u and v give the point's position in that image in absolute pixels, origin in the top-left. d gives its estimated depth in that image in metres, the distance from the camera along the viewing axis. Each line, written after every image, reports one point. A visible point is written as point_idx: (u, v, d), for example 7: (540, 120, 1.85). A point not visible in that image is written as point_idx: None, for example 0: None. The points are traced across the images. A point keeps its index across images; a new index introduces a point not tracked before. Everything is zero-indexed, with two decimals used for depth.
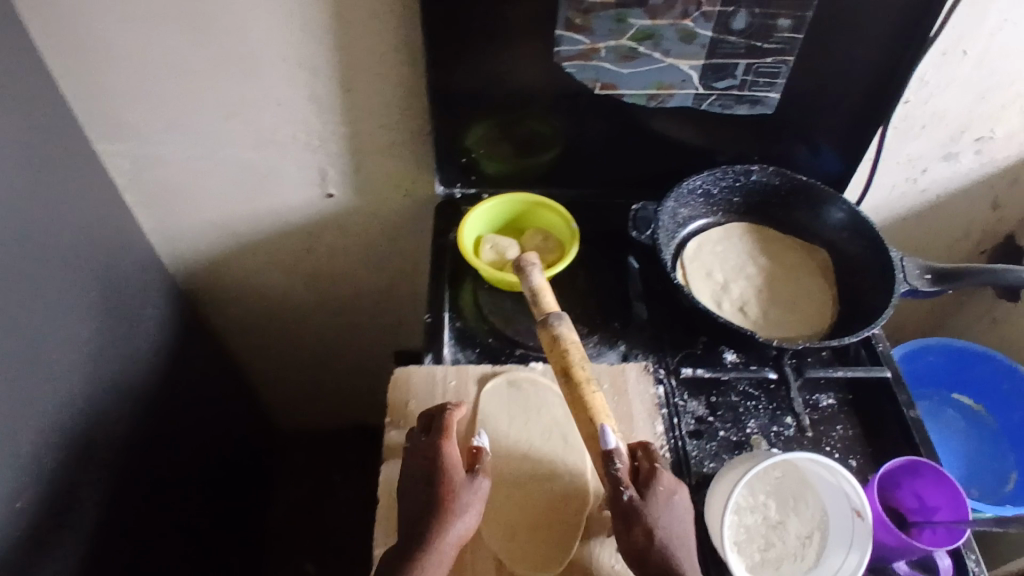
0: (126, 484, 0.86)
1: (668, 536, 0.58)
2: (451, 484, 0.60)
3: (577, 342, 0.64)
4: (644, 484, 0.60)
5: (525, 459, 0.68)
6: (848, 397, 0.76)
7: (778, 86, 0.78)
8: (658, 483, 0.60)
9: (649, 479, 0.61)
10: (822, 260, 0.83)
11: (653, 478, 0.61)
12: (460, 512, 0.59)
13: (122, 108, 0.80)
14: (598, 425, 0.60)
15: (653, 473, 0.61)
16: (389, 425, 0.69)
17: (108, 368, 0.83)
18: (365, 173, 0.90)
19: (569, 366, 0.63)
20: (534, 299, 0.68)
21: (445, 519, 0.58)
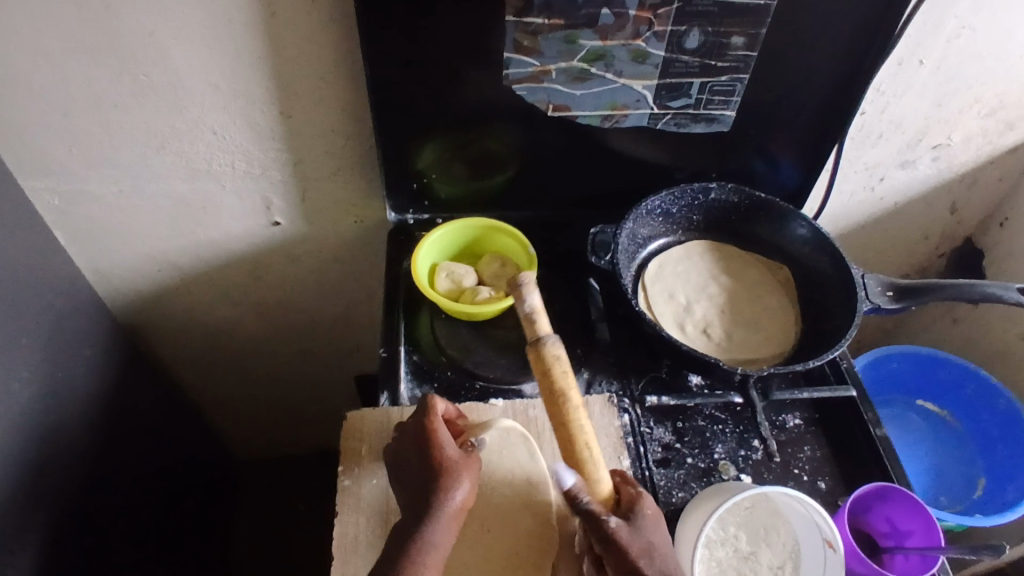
0: (69, 539, 0.81)
1: (653, 546, 0.55)
2: (445, 458, 0.60)
3: (568, 368, 0.57)
4: (625, 510, 0.57)
5: (487, 504, 0.65)
6: (815, 417, 0.75)
7: (734, 103, 0.76)
8: (638, 511, 0.57)
9: (632, 504, 0.57)
10: (784, 277, 0.82)
11: (633, 507, 0.57)
12: (457, 483, 0.58)
13: (43, 142, 0.75)
14: (582, 452, 0.56)
15: (636, 499, 0.58)
16: (343, 474, 0.66)
17: (43, 418, 0.78)
18: (313, 200, 0.86)
19: (560, 389, 0.56)
20: (527, 318, 0.58)
21: (446, 486, 0.58)
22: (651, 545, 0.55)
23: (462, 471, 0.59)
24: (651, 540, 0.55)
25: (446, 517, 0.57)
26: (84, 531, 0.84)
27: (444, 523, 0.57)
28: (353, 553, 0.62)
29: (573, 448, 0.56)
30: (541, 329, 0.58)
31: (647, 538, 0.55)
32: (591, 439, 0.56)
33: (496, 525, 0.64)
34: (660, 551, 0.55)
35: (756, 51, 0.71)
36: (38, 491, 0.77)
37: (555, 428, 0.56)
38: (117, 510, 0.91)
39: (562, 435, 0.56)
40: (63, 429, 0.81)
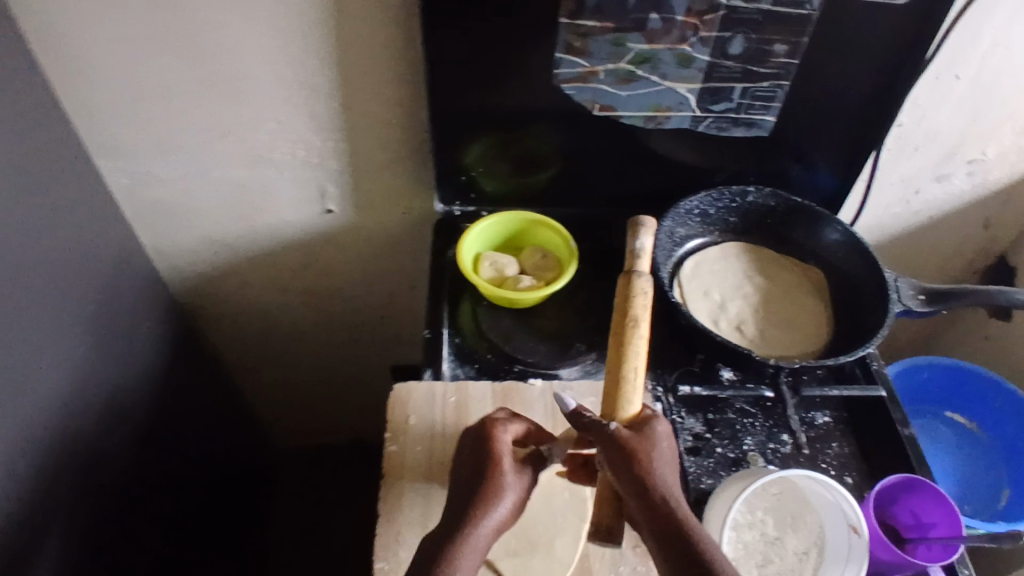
0: (121, 500, 0.86)
1: (657, 456, 0.52)
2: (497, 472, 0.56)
3: (648, 300, 0.56)
4: (636, 425, 0.55)
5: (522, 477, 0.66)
6: (844, 415, 0.76)
7: (774, 109, 0.79)
8: (647, 425, 0.54)
9: (643, 421, 0.55)
10: (817, 279, 0.84)
11: (643, 421, 0.55)
12: (500, 498, 0.54)
13: (122, 125, 0.80)
14: (620, 374, 0.55)
15: (649, 419, 0.55)
16: (389, 442, 0.68)
17: (104, 382, 0.83)
18: (365, 190, 0.91)
19: (632, 317, 0.55)
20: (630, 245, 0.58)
21: (490, 499, 0.54)
22: (656, 456, 0.52)
23: (510, 490, 0.55)
24: (655, 453, 0.52)
25: (479, 535, 0.52)
26: (132, 493, 0.89)
27: (480, 539, 0.52)
28: (396, 522, 0.63)
29: (618, 367, 0.55)
30: (639, 265, 0.58)
31: (650, 447, 0.52)
32: (641, 368, 0.55)
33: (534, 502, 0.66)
34: (665, 465, 0.52)
35: (797, 59, 0.74)
36: (94, 452, 0.81)
37: (610, 347, 0.56)
38: (161, 479, 0.96)
39: (614, 354, 0.55)
40: (117, 396, 0.86)
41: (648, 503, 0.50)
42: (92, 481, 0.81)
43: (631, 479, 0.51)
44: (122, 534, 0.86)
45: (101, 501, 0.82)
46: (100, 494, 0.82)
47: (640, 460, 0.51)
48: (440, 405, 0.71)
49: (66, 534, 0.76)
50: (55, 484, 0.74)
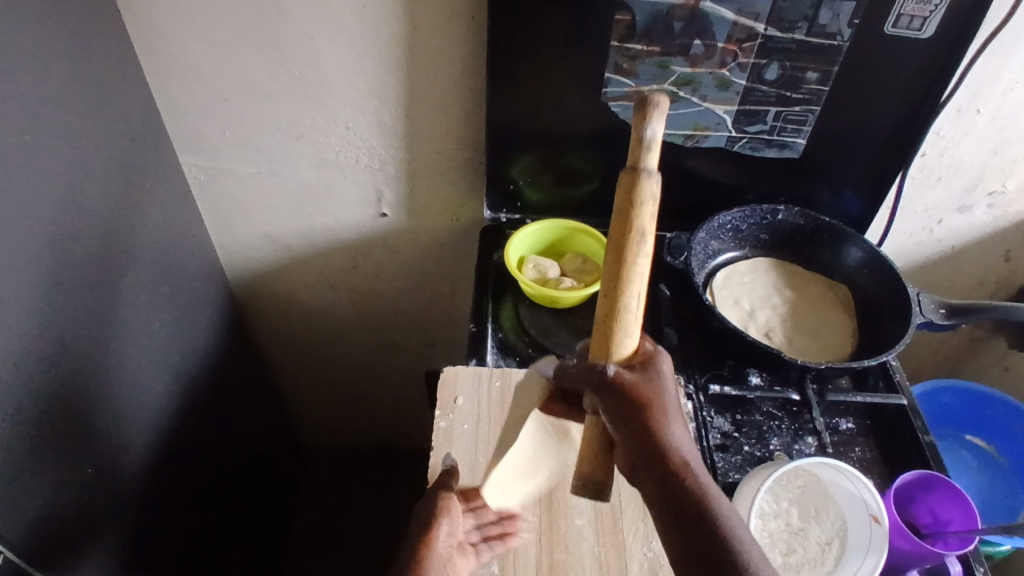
0: (172, 472, 0.92)
1: (670, 412, 0.48)
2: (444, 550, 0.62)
3: (654, 208, 0.45)
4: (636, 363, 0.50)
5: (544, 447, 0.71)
6: (867, 423, 0.80)
7: (804, 132, 0.85)
8: (656, 373, 0.49)
9: (646, 362, 0.50)
10: (842, 295, 0.89)
11: (651, 367, 0.49)
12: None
13: (205, 124, 0.89)
14: (620, 304, 0.46)
15: (651, 356, 0.50)
16: (439, 419, 0.72)
17: (168, 358, 0.89)
18: (418, 196, 0.98)
19: (637, 231, 0.45)
20: (638, 135, 0.43)
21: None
22: (667, 407, 0.48)
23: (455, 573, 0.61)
24: (671, 412, 0.48)
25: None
26: (182, 470, 0.94)
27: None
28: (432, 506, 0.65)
29: (613, 294, 0.46)
30: (648, 160, 0.44)
31: (666, 404, 0.48)
32: (642, 294, 0.47)
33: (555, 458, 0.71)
34: (670, 411, 0.48)
35: (828, 86, 0.81)
36: (154, 426, 0.88)
37: (606, 266, 0.46)
38: (207, 460, 1.01)
39: (611, 275, 0.46)
40: (178, 376, 0.92)
41: (659, 464, 0.47)
42: (148, 452, 0.86)
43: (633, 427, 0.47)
44: (170, 507, 0.91)
45: (155, 473, 0.88)
46: (154, 466, 0.88)
47: (654, 417, 0.47)
48: (486, 388, 0.74)
49: (125, 498, 0.81)
50: (121, 446, 0.80)
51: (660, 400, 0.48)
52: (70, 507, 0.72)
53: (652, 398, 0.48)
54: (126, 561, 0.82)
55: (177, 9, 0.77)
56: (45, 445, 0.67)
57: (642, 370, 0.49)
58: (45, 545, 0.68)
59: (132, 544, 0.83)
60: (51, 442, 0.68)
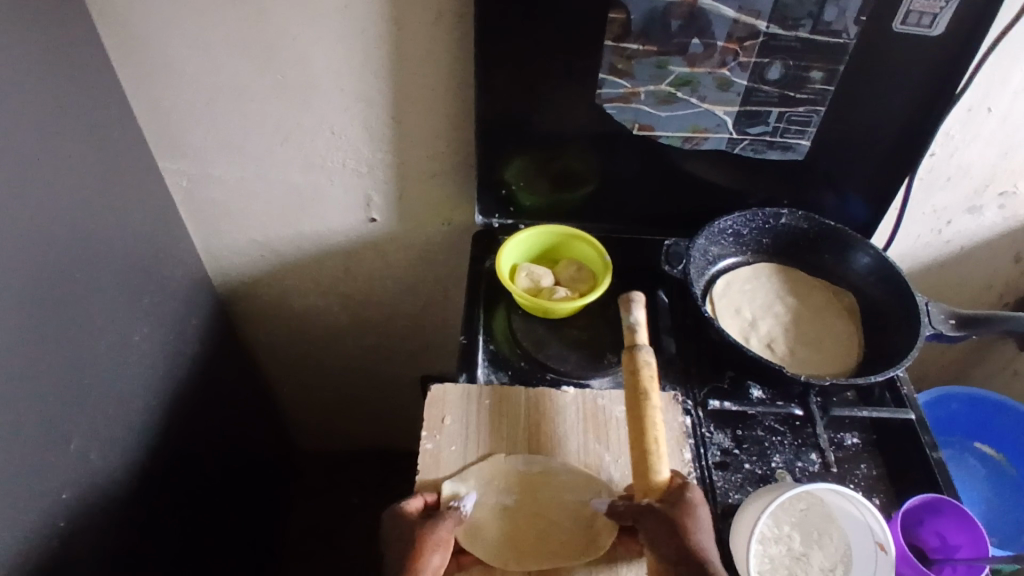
0: (156, 486, 0.89)
1: (699, 528, 0.58)
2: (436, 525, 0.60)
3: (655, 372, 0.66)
4: (671, 496, 0.60)
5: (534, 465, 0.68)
6: (872, 437, 0.77)
7: (809, 133, 0.82)
8: (688, 492, 0.60)
9: (676, 492, 0.60)
10: (848, 303, 0.85)
11: (683, 487, 0.60)
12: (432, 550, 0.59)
13: (185, 128, 0.85)
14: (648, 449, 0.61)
15: (682, 487, 0.60)
16: (425, 440, 0.69)
17: (150, 370, 0.87)
18: (408, 200, 0.94)
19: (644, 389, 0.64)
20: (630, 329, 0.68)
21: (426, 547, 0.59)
22: (695, 524, 0.58)
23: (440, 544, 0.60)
24: (695, 516, 0.58)
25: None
26: (169, 484, 0.92)
27: None
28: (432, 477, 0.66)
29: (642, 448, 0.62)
30: (640, 340, 0.67)
31: (690, 509, 0.58)
32: (660, 436, 0.62)
33: (551, 473, 0.67)
34: (700, 531, 0.57)
35: (833, 85, 0.77)
36: (140, 441, 0.85)
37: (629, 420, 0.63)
38: (195, 472, 0.99)
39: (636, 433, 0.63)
40: (162, 388, 0.90)
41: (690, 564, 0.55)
42: (134, 467, 0.84)
43: (667, 547, 0.57)
44: (157, 523, 0.89)
45: (142, 488, 0.85)
46: (140, 481, 0.85)
47: (684, 531, 0.57)
48: (475, 407, 0.71)
49: (110, 515, 0.79)
50: (101, 465, 0.77)
51: (686, 510, 0.58)
52: (48, 530, 0.69)
53: (685, 519, 0.58)
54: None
55: (153, 8, 0.74)
56: (22, 470, 0.65)
57: (675, 491, 0.60)
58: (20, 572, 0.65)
59: (118, 563, 0.81)
60: (28, 464, 0.66)
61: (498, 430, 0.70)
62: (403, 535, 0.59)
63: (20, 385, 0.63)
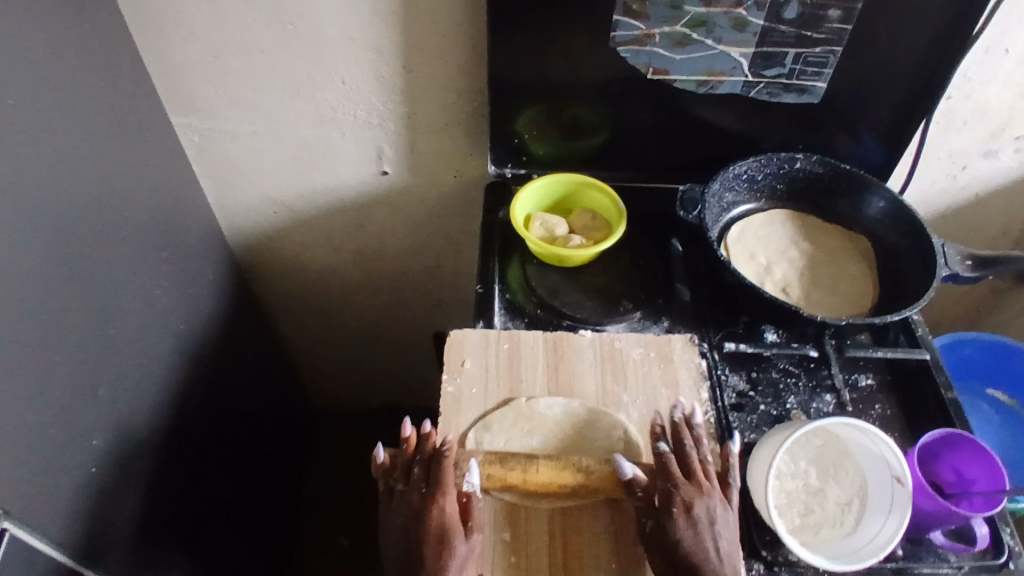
0: (177, 439, 0.90)
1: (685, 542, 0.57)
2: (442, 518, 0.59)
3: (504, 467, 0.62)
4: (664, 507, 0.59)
5: (556, 404, 0.69)
6: (887, 378, 0.78)
7: (826, 75, 0.80)
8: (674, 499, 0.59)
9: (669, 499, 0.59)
10: (863, 246, 0.85)
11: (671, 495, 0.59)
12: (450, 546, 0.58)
13: (195, 82, 0.85)
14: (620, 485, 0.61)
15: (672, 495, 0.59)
16: (445, 382, 0.70)
17: (168, 324, 0.88)
18: (419, 152, 0.94)
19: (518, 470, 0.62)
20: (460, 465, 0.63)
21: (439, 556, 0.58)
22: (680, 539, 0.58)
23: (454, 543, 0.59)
24: (683, 522, 0.58)
25: None
26: (190, 438, 0.94)
27: None
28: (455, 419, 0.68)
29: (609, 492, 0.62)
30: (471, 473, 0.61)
31: (678, 513, 0.58)
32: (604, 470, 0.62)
33: (574, 413, 0.68)
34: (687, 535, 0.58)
35: (850, 25, 0.75)
36: (161, 396, 0.86)
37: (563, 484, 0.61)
38: (215, 427, 1.01)
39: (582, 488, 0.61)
40: (180, 344, 0.91)
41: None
42: (156, 421, 0.85)
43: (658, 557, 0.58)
44: (181, 475, 0.91)
45: (164, 442, 0.87)
46: (163, 435, 0.87)
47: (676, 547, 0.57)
48: (495, 351, 0.72)
49: (136, 468, 0.81)
50: (126, 415, 0.78)
51: (668, 516, 0.58)
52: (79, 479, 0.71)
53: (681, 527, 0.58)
54: (142, 529, 0.82)
55: None
56: (54, 419, 0.66)
57: (665, 485, 0.60)
58: (56, 517, 0.66)
59: (146, 513, 0.83)
60: (59, 413, 0.67)
61: (515, 372, 0.71)
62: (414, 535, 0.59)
63: (45, 336, 0.64)
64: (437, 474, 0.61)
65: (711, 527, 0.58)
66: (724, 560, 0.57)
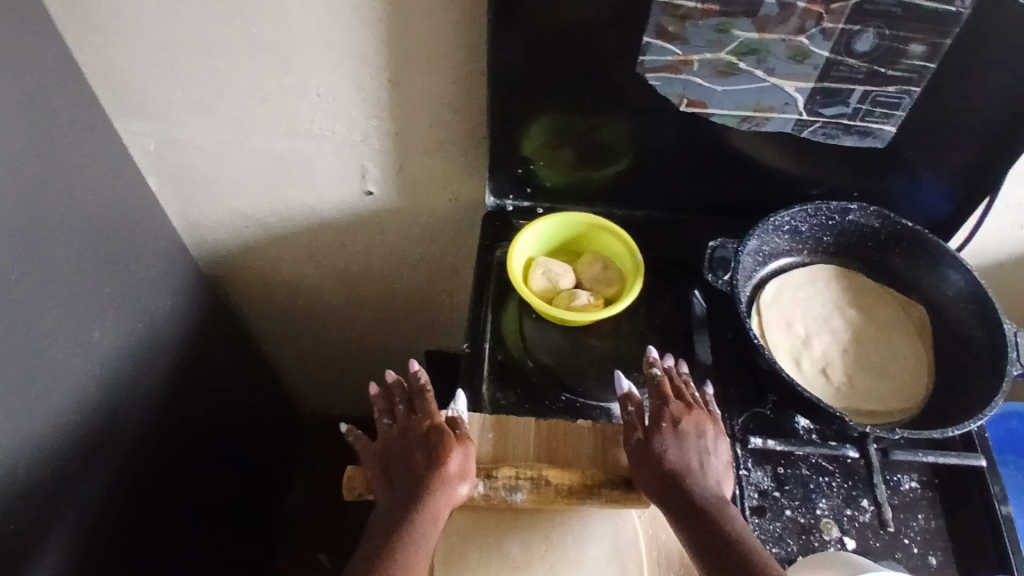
0: (134, 487, 0.81)
1: (676, 449, 0.58)
2: (436, 425, 0.60)
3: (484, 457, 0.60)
4: (647, 424, 0.60)
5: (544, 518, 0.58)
6: (934, 483, 0.67)
7: (896, 118, 0.66)
8: (660, 414, 0.60)
9: (655, 415, 0.60)
10: (919, 320, 0.72)
11: (656, 410, 0.60)
12: (444, 445, 0.58)
13: (146, 85, 0.72)
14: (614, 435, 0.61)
15: (655, 410, 0.60)
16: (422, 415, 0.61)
17: (121, 362, 0.77)
18: (408, 172, 0.81)
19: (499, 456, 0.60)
20: None
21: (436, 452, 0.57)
22: (671, 448, 0.58)
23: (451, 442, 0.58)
24: (670, 436, 0.58)
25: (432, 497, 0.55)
26: (151, 476, 0.84)
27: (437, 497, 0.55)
28: None
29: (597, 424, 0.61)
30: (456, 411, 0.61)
31: (664, 425, 0.59)
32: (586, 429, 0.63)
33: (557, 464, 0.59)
34: (674, 446, 0.58)
35: (935, 62, 0.61)
36: (113, 441, 0.77)
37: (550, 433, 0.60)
38: (180, 463, 0.91)
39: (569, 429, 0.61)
40: (137, 379, 0.81)
41: (670, 483, 0.56)
42: (108, 472, 0.76)
43: (648, 473, 0.57)
44: (138, 521, 0.82)
45: (118, 491, 0.78)
46: (116, 486, 0.78)
47: (667, 458, 0.57)
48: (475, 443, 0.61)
49: (81, 528, 0.72)
50: (61, 479, 0.69)
51: (654, 431, 0.59)
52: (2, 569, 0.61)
53: (666, 438, 0.58)
54: None
55: None
56: None
57: (653, 404, 0.61)
58: None
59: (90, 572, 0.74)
60: None
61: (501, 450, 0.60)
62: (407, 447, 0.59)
63: None
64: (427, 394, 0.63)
65: (695, 438, 0.59)
66: (711, 472, 0.58)
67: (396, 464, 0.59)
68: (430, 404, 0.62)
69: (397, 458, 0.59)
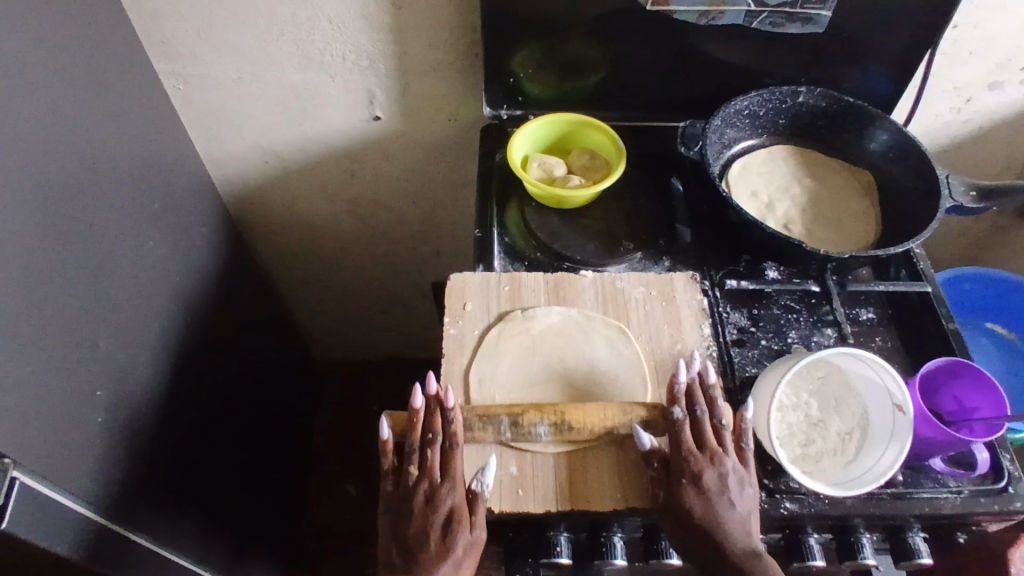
0: (188, 395, 0.91)
1: (699, 514, 0.59)
2: (453, 499, 0.59)
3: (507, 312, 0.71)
4: (669, 484, 0.60)
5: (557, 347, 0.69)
6: (888, 312, 0.78)
7: (830, 3, 0.77)
8: (684, 474, 0.60)
9: (680, 470, 0.60)
10: (866, 182, 0.84)
11: (680, 469, 0.60)
12: (460, 528, 0.59)
13: (176, 26, 0.82)
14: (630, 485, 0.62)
15: (680, 466, 0.60)
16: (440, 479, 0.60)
17: (170, 278, 0.87)
18: (410, 95, 0.91)
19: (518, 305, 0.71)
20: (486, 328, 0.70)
21: (453, 529, 0.58)
22: (693, 513, 0.59)
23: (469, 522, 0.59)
24: (694, 495, 0.59)
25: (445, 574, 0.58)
26: (199, 389, 0.94)
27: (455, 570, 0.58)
28: (466, 343, 0.69)
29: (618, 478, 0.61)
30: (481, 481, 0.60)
31: (688, 485, 0.60)
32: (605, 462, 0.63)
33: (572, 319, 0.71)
34: (700, 506, 0.59)
35: None
36: (169, 348, 0.86)
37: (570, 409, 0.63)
38: (222, 382, 1.01)
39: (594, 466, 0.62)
40: (182, 298, 0.90)
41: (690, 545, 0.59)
42: (167, 376, 0.86)
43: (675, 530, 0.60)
44: (191, 425, 0.91)
45: (176, 396, 0.88)
46: (175, 391, 0.87)
47: (688, 524, 0.59)
48: (496, 293, 0.72)
49: (152, 421, 0.82)
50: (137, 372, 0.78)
51: (679, 490, 0.60)
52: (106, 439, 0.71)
53: (689, 505, 0.59)
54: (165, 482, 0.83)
55: None
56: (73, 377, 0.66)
57: (675, 457, 0.61)
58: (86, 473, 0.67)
59: (161, 463, 0.83)
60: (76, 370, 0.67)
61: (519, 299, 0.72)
62: (420, 514, 0.59)
63: (56, 293, 0.64)
64: (443, 456, 0.61)
65: (723, 496, 0.60)
66: (735, 528, 0.59)
67: (406, 532, 0.60)
68: (447, 469, 0.60)
69: (407, 525, 0.60)
